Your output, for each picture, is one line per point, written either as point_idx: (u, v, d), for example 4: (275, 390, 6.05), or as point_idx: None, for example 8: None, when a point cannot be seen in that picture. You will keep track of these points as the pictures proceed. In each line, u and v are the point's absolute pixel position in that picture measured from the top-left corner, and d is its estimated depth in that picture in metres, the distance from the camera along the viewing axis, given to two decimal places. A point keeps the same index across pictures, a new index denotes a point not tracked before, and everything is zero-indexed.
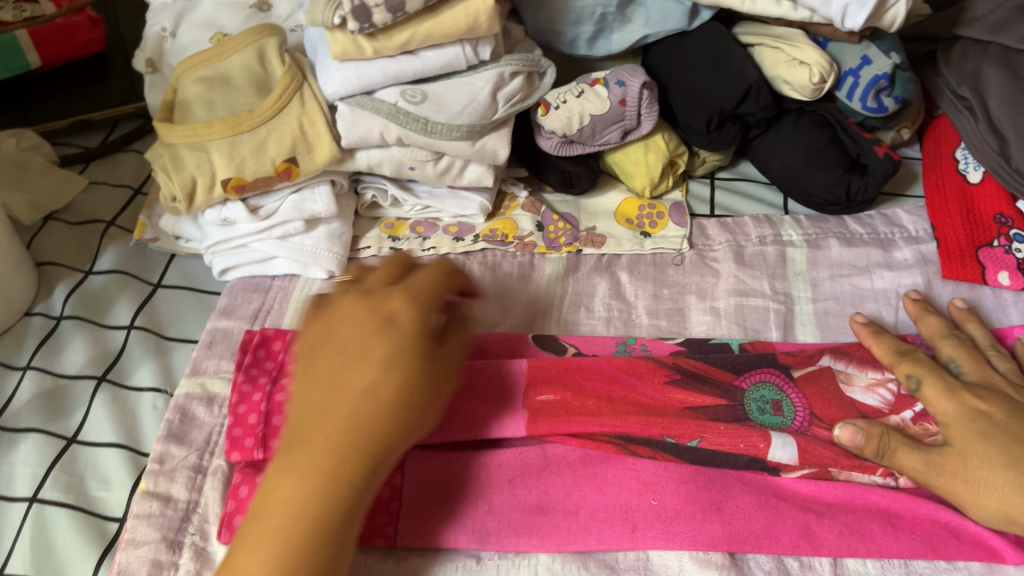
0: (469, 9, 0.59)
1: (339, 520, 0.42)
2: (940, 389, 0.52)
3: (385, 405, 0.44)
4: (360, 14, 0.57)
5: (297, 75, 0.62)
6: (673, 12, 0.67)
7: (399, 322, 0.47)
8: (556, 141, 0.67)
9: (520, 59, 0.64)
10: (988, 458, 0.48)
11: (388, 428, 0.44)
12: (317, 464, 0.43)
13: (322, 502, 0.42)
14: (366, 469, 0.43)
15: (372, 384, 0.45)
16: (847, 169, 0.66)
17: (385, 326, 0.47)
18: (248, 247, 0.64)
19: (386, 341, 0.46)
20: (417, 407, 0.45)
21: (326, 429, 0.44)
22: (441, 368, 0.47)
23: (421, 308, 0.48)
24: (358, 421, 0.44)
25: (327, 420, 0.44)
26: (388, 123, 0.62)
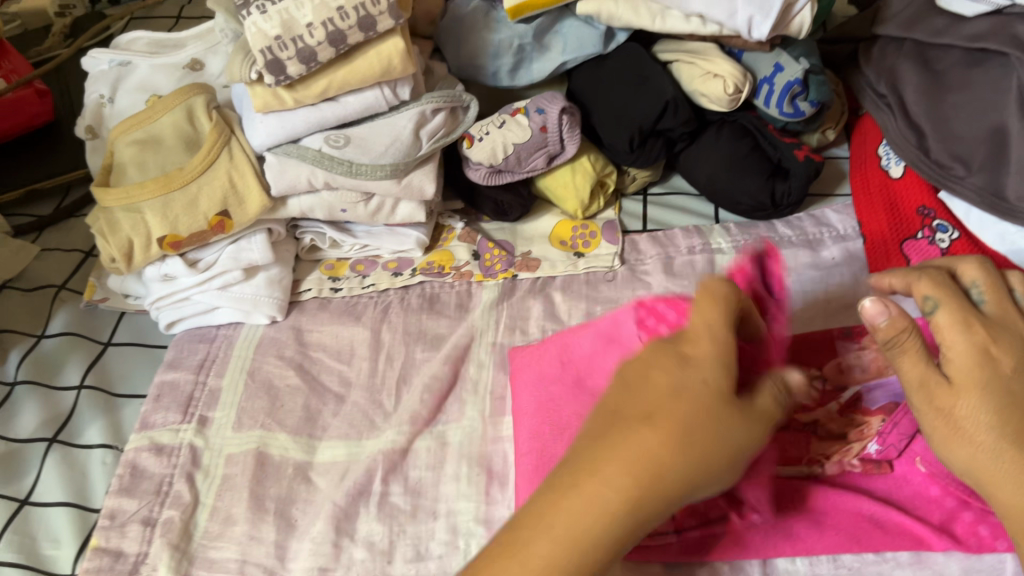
0: (382, 53, 0.61)
1: (599, 564, 0.36)
2: (954, 322, 0.46)
3: (688, 456, 0.37)
4: (274, 68, 0.60)
5: (225, 130, 0.64)
6: (587, 38, 0.69)
7: (682, 386, 0.38)
8: (485, 172, 0.69)
9: (440, 96, 0.65)
10: (984, 414, 0.43)
11: (631, 527, 0.37)
12: (579, 513, 0.36)
13: (581, 529, 0.36)
14: (617, 540, 0.37)
15: (725, 423, 0.37)
16: (770, 175, 0.67)
17: (655, 404, 0.38)
18: (191, 300, 0.66)
19: (671, 429, 0.37)
20: (649, 516, 0.37)
21: (568, 514, 0.36)
22: (722, 449, 0.37)
23: (727, 361, 0.38)
24: (620, 500, 0.36)
25: (580, 492, 0.37)
26: (314, 168, 0.64)
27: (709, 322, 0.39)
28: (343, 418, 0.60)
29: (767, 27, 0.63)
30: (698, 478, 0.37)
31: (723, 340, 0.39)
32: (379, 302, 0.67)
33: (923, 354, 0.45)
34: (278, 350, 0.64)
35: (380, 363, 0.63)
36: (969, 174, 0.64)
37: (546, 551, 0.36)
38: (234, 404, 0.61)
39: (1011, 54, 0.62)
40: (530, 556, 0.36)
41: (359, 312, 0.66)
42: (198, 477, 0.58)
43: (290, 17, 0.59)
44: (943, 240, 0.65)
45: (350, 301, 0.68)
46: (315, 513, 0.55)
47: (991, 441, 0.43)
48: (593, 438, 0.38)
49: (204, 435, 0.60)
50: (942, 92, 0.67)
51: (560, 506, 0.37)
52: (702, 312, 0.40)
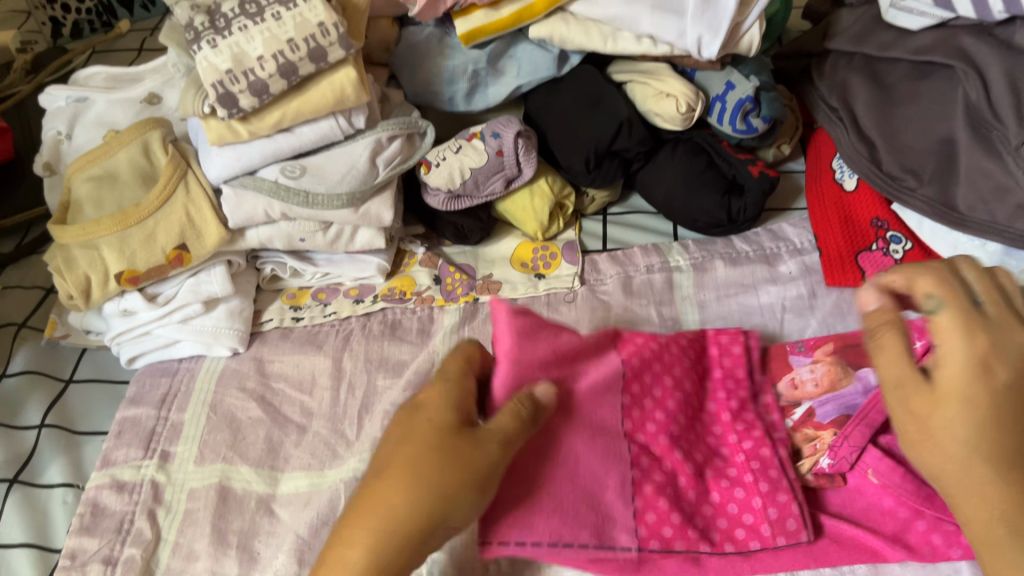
0: (334, 83, 0.62)
1: (424, 537, 0.41)
2: (956, 325, 0.42)
3: (478, 466, 0.41)
4: (227, 101, 0.60)
5: (181, 164, 0.65)
6: (541, 62, 0.70)
7: (423, 425, 0.43)
8: (444, 198, 0.69)
9: (396, 123, 0.66)
10: (962, 428, 0.40)
11: (418, 533, 0.41)
12: (397, 509, 0.41)
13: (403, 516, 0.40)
14: (414, 541, 0.40)
15: (470, 447, 0.42)
16: (725, 192, 0.68)
17: (412, 417, 0.44)
18: (151, 334, 0.66)
19: (412, 472, 0.41)
20: (416, 518, 0.41)
21: (378, 517, 0.41)
22: (463, 451, 0.42)
23: (453, 386, 0.45)
24: (394, 512, 0.41)
25: (386, 489, 0.41)
26: (271, 200, 0.64)
27: (439, 403, 0.44)
28: (305, 449, 0.60)
29: (717, 47, 0.64)
30: (412, 488, 0.41)
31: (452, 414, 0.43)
32: (341, 330, 0.67)
33: (905, 354, 0.43)
34: (240, 382, 0.64)
35: (342, 392, 0.63)
36: (920, 186, 0.65)
37: (369, 521, 0.41)
38: (196, 438, 0.61)
39: (956, 66, 0.63)
40: (374, 503, 0.41)
41: (321, 341, 0.66)
42: (160, 513, 0.57)
43: (241, 50, 0.59)
44: (897, 252, 0.66)
45: (312, 330, 0.68)
46: (277, 545, 0.55)
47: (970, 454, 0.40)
48: (397, 452, 0.43)
49: (166, 470, 0.60)
50: (891, 105, 0.68)
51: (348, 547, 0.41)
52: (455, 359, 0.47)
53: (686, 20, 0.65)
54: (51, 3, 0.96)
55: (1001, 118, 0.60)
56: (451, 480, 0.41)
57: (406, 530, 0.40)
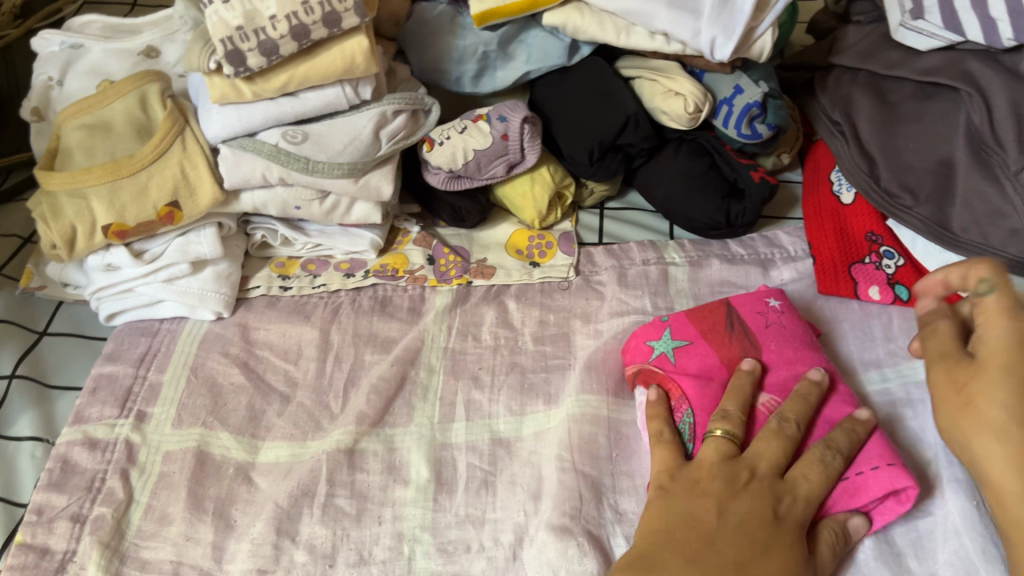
0: (345, 50, 0.61)
1: None
2: (1002, 307, 0.49)
3: (761, 543, 0.45)
4: (234, 59, 0.59)
5: (179, 120, 0.63)
6: (552, 49, 0.69)
7: (734, 519, 0.46)
8: (444, 177, 0.68)
9: (402, 97, 0.65)
10: (1006, 397, 0.46)
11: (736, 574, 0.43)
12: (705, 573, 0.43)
13: (701, 571, 0.43)
14: None
15: (778, 545, 0.45)
16: (725, 196, 0.68)
17: (714, 536, 0.45)
18: (134, 292, 0.64)
19: (734, 538, 0.45)
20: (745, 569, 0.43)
21: (705, 564, 0.44)
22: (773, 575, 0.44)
23: (825, 473, 0.48)
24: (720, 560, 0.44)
25: (753, 567, 0.44)
26: (269, 163, 0.63)
27: (769, 455, 0.48)
28: (287, 418, 0.59)
29: (730, 50, 0.65)
30: (745, 574, 0.43)
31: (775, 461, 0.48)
32: (330, 302, 0.66)
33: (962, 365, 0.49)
34: (223, 347, 0.63)
35: (329, 365, 0.62)
36: (916, 205, 0.65)
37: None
38: (174, 400, 0.59)
39: (961, 89, 0.65)
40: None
41: (309, 312, 0.65)
42: (133, 474, 0.56)
43: (253, 8, 0.58)
44: (889, 266, 0.66)
45: (300, 300, 0.66)
46: (255, 514, 0.53)
47: (1004, 403, 0.46)
48: (665, 536, 0.46)
49: (142, 431, 0.58)
50: (894, 123, 0.68)
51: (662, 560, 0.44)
52: (716, 448, 0.49)
53: (701, 20, 0.65)
54: None
55: (1002, 143, 0.61)
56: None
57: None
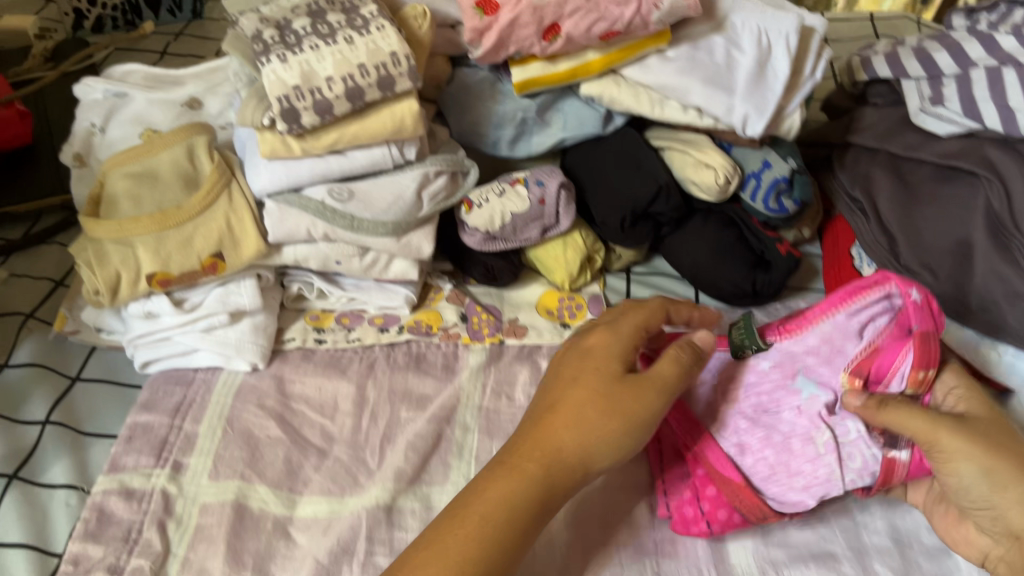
0: (395, 112, 0.63)
1: (543, 465, 0.49)
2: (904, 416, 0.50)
3: (630, 415, 0.51)
4: (289, 116, 0.60)
5: (226, 173, 0.64)
6: (588, 119, 0.72)
7: (596, 354, 0.54)
8: (480, 238, 0.70)
9: (444, 159, 0.67)
10: (968, 462, 0.48)
11: (560, 467, 0.49)
12: (576, 421, 0.51)
13: (555, 444, 0.50)
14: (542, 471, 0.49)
15: (636, 390, 0.52)
16: (753, 266, 0.70)
17: (588, 361, 0.54)
18: (170, 341, 0.64)
19: (590, 369, 0.53)
20: (577, 458, 0.50)
21: (564, 428, 0.51)
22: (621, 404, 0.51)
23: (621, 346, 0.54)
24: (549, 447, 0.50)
25: (559, 413, 0.51)
26: (314, 220, 0.64)
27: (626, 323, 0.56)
28: (324, 473, 0.59)
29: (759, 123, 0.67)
30: (582, 431, 0.50)
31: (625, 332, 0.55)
32: (364, 358, 0.66)
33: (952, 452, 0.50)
34: (259, 398, 0.63)
35: (364, 420, 0.62)
36: (937, 282, 0.68)
37: (526, 459, 0.50)
38: (211, 451, 0.59)
39: (980, 173, 0.68)
40: (565, 419, 0.51)
41: (344, 366, 0.65)
42: (171, 525, 0.55)
43: (310, 68, 0.60)
44: None
45: (335, 354, 0.66)
46: (295, 569, 0.53)
47: (975, 448, 0.48)
48: (548, 384, 0.55)
49: (178, 481, 0.58)
50: (914, 204, 0.71)
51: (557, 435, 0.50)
52: (604, 339, 0.55)
53: (733, 96, 0.68)
54: None
55: (1021, 227, 0.64)
56: (621, 399, 0.51)
57: (563, 472, 0.50)
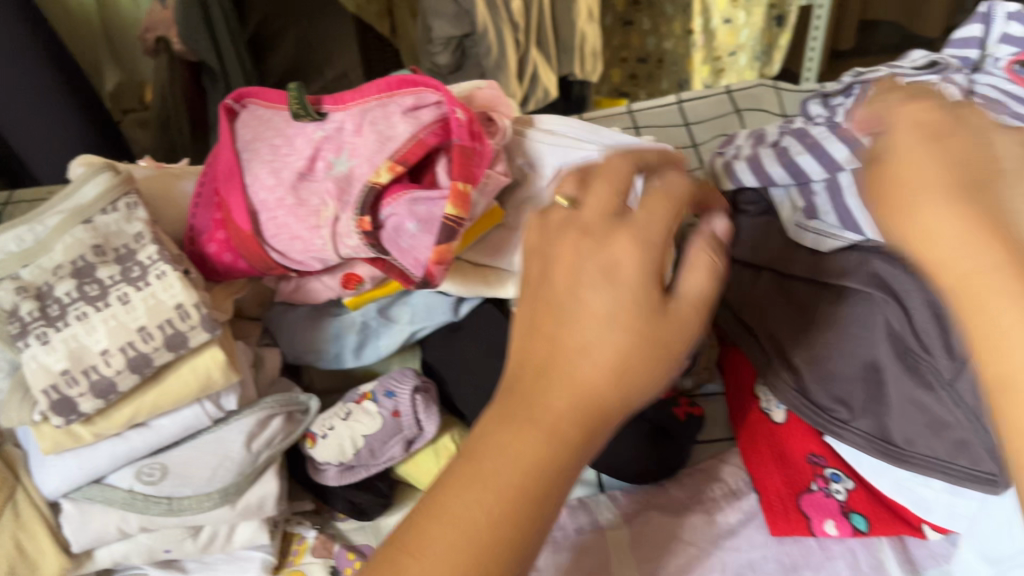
0: (198, 368, 0.52)
1: (519, 526, 0.35)
2: (617, 317, 0.38)
3: (569, 424, 0.37)
4: (63, 407, 0.49)
5: (7, 480, 0.53)
6: (437, 306, 0.64)
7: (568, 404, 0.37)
8: (335, 471, 0.59)
9: (276, 400, 0.57)
10: (632, 389, 0.37)
11: (532, 511, 0.36)
12: (502, 475, 0.36)
13: (487, 530, 0.35)
14: (515, 532, 0.35)
15: (672, 321, 0.38)
16: (652, 437, 0.62)
17: (613, 305, 0.38)
18: None
19: (591, 350, 0.37)
20: (527, 500, 0.36)
21: (540, 421, 0.37)
22: (558, 406, 0.37)
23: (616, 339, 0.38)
24: (500, 507, 0.35)
25: (484, 440, 0.37)
26: (125, 514, 0.53)
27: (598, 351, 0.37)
28: None
29: None
30: (540, 423, 0.37)
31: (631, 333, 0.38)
32: None
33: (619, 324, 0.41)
34: None
35: None
36: (854, 418, 0.62)
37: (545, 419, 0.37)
38: None
39: (874, 293, 0.61)
40: (568, 386, 0.37)
41: None
42: None
43: (80, 345, 0.50)
44: (839, 491, 0.61)
45: None
46: None
47: None
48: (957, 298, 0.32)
49: None
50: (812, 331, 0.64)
51: (452, 510, 0.35)
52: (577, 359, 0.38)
53: None
54: None
55: (928, 348, 0.58)
56: (556, 403, 0.37)
57: (588, 409, 0.37)
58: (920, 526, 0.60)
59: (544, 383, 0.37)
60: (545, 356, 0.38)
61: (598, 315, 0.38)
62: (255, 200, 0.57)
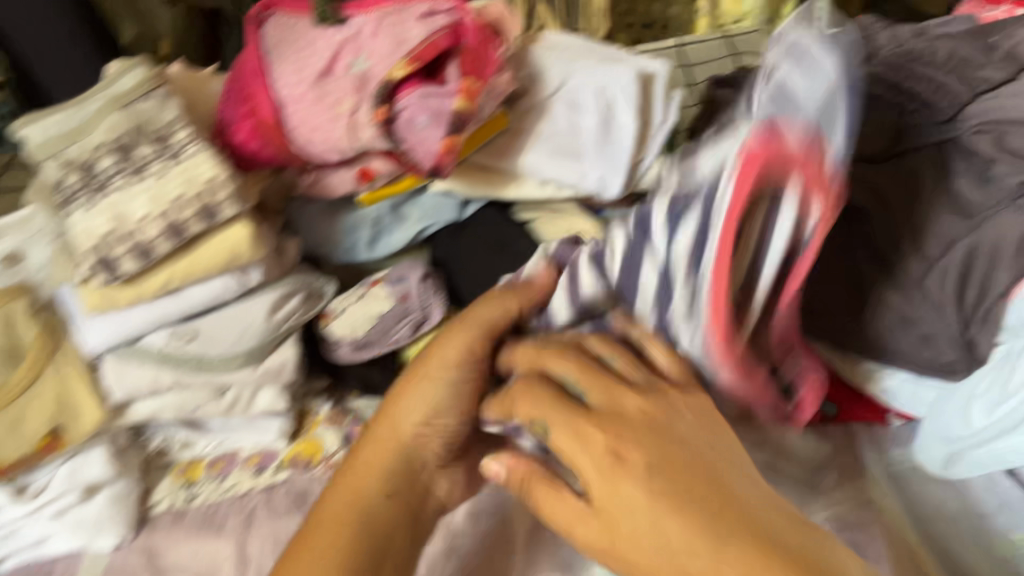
0: (227, 240, 0.57)
1: (658, 561, 0.37)
2: (590, 380, 0.43)
3: (615, 503, 0.38)
4: (106, 266, 0.54)
5: (52, 338, 0.58)
6: (444, 205, 0.69)
7: (627, 431, 0.40)
8: (348, 348, 0.64)
9: (296, 280, 0.63)
10: (671, 523, 0.37)
11: (654, 563, 0.37)
12: (631, 551, 0.38)
13: (641, 552, 0.37)
14: (658, 545, 0.37)
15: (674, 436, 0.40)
16: None
17: (616, 418, 0.41)
18: (18, 533, 0.58)
19: (601, 429, 0.41)
20: (649, 563, 0.37)
21: (601, 519, 0.39)
22: (602, 484, 0.39)
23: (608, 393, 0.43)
24: (648, 559, 0.37)
25: (585, 486, 0.40)
26: (159, 371, 0.58)
27: (601, 399, 0.43)
28: None
29: (585, 186, 0.65)
30: (625, 513, 0.38)
31: (611, 390, 0.43)
32: (241, 508, 0.61)
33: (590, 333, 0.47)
34: None
35: None
36: None
37: (600, 524, 0.39)
38: None
39: None
40: (602, 486, 0.39)
41: (220, 522, 0.60)
42: None
43: (122, 209, 0.55)
44: None
45: (209, 509, 0.61)
46: None
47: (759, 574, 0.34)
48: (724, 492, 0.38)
49: None
50: None
51: (631, 536, 0.38)
52: (624, 399, 0.42)
53: (586, 162, 0.65)
54: None
55: None
56: (636, 455, 0.39)
57: (658, 452, 0.39)
58: (886, 414, 0.64)
59: (615, 543, 0.38)
60: (602, 417, 0.41)
61: (605, 405, 0.42)
62: (282, 92, 0.61)
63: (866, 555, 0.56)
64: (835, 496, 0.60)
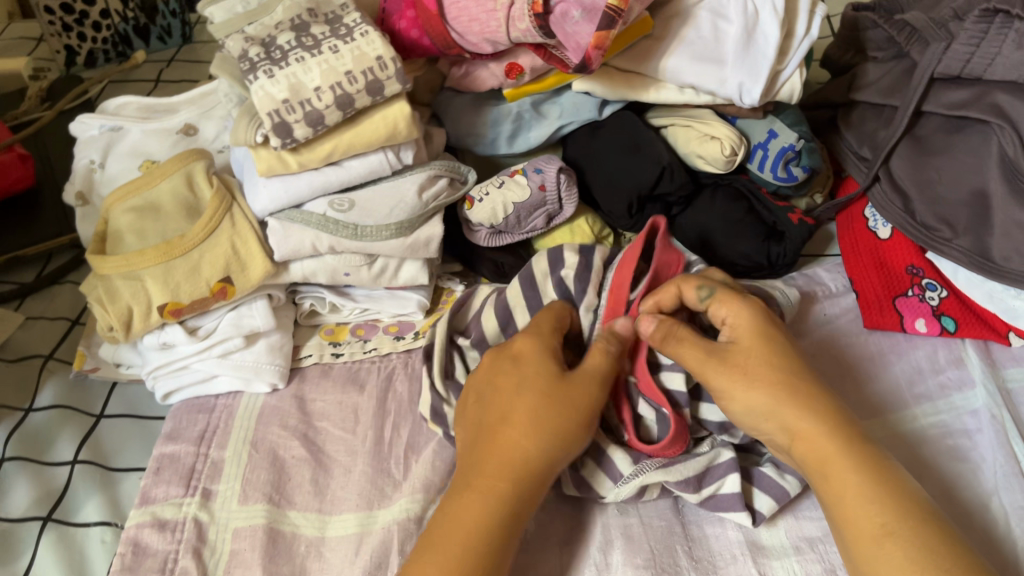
0: (388, 117, 0.62)
1: (825, 466, 0.49)
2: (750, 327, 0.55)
3: (802, 424, 0.50)
4: (281, 131, 0.59)
5: (226, 198, 0.64)
6: (584, 105, 0.72)
7: (821, 451, 0.50)
8: (486, 232, 0.70)
9: (441, 164, 0.67)
10: (818, 426, 0.50)
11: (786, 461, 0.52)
12: (809, 453, 0.50)
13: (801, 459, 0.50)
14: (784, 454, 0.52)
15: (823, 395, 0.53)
16: (765, 237, 0.69)
17: (785, 361, 0.53)
18: (189, 369, 0.64)
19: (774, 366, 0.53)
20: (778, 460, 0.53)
21: (788, 429, 0.51)
22: (789, 407, 0.51)
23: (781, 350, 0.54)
24: (816, 465, 0.49)
25: (772, 401, 0.52)
26: (319, 233, 0.64)
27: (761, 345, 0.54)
28: (351, 489, 0.58)
29: (724, 91, 0.67)
30: (813, 433, 0.50)
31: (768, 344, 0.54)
32: (383, 367, 0.66)
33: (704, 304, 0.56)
34: (282, 418, 0.63)
35: (386, 432, 0.61)
36: (955, 236, 0.66)
37: (793, 427, 0.51)
38: (238, 476, 0.59)
39: (990, 121, 0.65)
40: (789, 407, 0.51)
41: (364, 377, 0.66)
42: (205, 554, 0.55)
43: (298, 81, 0.59)
44: (933, 298, 0.67)
45: (353, 366, 0.67)
46: None
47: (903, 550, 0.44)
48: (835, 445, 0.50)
49: (209, 509, 0.57)
50: (925, 157, 0.69)
51: (801, 440, 0.50)
52: (763, 351, 0.54)
53: (727, 68, 0.67)
54: (67, 31, 0.94)
55: None
56: (804, 392, 0.52)
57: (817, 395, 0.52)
58: (1006, 332, 0.65)
59: (828, 447, 0.50)
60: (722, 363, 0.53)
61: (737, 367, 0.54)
62: None
63: (972, 456, 0.57)
64: (944, 402, 0.61)
